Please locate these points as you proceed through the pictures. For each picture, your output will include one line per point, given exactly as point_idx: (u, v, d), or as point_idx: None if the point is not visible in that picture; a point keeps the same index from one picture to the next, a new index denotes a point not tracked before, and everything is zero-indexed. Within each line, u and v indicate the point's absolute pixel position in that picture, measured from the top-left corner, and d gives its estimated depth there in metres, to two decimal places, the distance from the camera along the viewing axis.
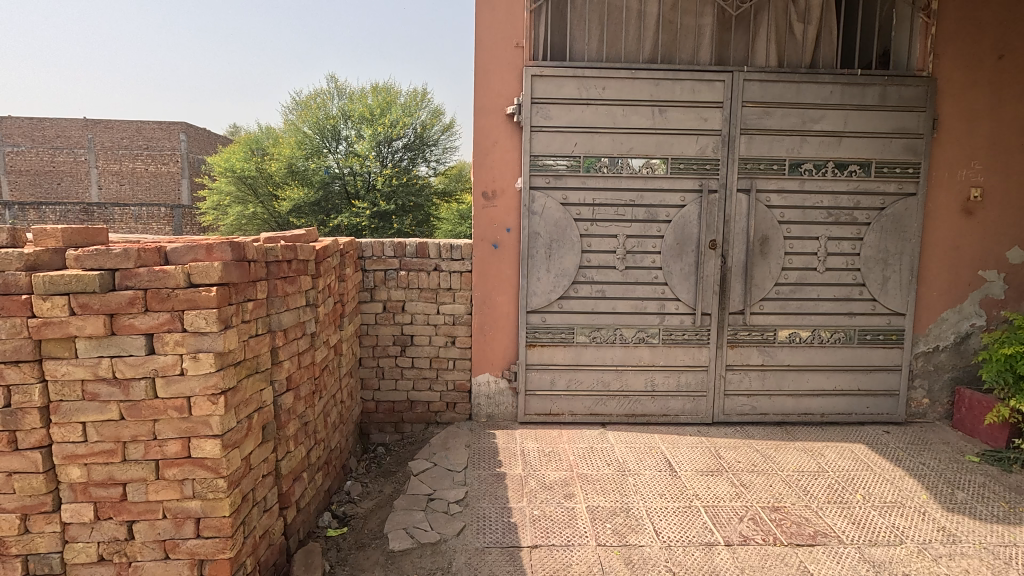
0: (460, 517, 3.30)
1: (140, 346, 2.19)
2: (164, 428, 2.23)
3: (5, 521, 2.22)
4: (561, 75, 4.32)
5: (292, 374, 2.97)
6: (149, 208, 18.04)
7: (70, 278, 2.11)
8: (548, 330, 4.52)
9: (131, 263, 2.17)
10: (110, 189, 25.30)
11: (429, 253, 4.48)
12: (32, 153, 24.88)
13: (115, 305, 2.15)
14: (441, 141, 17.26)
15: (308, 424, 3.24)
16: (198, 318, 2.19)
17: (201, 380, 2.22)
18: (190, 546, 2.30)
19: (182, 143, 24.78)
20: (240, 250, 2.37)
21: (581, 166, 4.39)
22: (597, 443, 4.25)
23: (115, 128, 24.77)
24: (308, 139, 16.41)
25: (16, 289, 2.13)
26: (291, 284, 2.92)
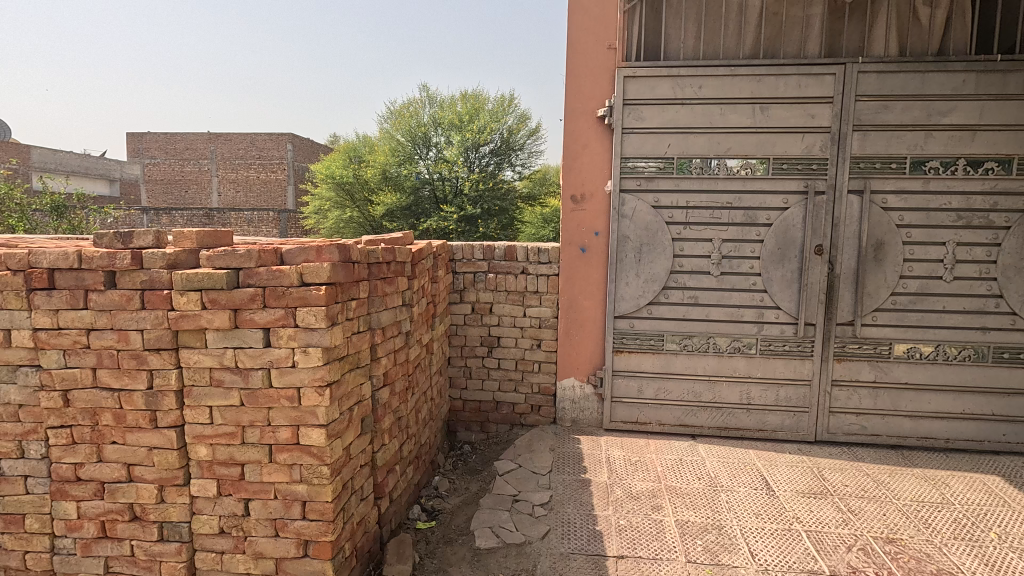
0: (545, 521, 3.30)
1: (258, 339, 2.38)
2: (277, 415, 2.42)
3: (146, 490, 2.50)
4: (654, 75, 4.22)
5: (388, 371, 3.12)
6: (260, 212, 19.72)
7: (203, 276, 2.34)
8: (636, 336, 4.42)
9: (252, 263, 2.37)
10: (228, 196, 27.95)
11: (517, 256, 4.54)
12: (166, 164, 28.04)
13: (239, 301, 2.36)
14: (527, 145, 17.43)
15: (402, 418, 3.38)
16: (309, 314, 2.35)
17: (309, 373, 2.38)
18: (297, 527, 2.47)
19: (289, 152, 26.93)
20: (346, 253, 2.52)
21: (673, 167, 4.26)
22: (687, 456, 4.09)
23: (233, 141, 27.34)
24: (401, 146, 17.18)
25: (159, 285, 2.40)
26: (389, 284, 3.06)
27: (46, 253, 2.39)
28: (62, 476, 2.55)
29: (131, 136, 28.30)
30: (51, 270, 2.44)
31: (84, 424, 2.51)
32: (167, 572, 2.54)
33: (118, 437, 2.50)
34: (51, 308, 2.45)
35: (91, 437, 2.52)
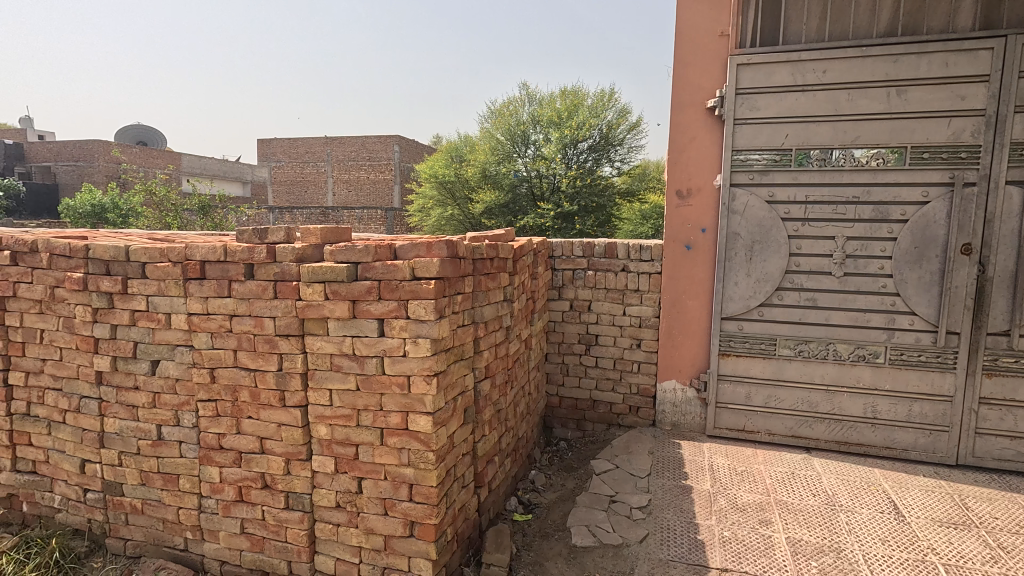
0: (643, 525, 3.22)
1: (373, 328, 2.55)
2: (388, 401, 2.57)
3: (276, 461, 2.76)
4: (772, 61, 3.95)
5: (490, 364, 3.20)
6: (369, 211, 21.03)
7: (326, 269, 2.55)
8: (744, 339, 4.18)
9: (369, 258, 2.53)
10: (341, 195, 30.07)
11: (618, 253, 4.45)
12: (289, 167, 30.73)
13: (357, 293, 2.54)
14: (627, 140, 17.05)
15: (501, 411, 3.46)
16: (419, 307, 2.47)
17: (418, 362, 2.50)
18: (404, 507, 2.61)
19: (395, 154, 28.46)
20: (453, 249, 2.60)
21: (791, 160, 3.96)
22: (800, 469, 3.80)
23: (346, 144, 29.35)
24: (501, 145, 17.48)
25: (289, 277, 2.64)
26: (492, 280, 3.14)
27: (199, 247, 2.72)
28: (208, 444, 2.88)
29: (262, 142, 31.26)
30: (203, 262, 2.76)
31: (226, 399, 2.83)
32: (292, 537, 2.79)
33: (253, 413, 2.79)
34: (202, 295, 2.78)
35: (232, 411, 2.83)
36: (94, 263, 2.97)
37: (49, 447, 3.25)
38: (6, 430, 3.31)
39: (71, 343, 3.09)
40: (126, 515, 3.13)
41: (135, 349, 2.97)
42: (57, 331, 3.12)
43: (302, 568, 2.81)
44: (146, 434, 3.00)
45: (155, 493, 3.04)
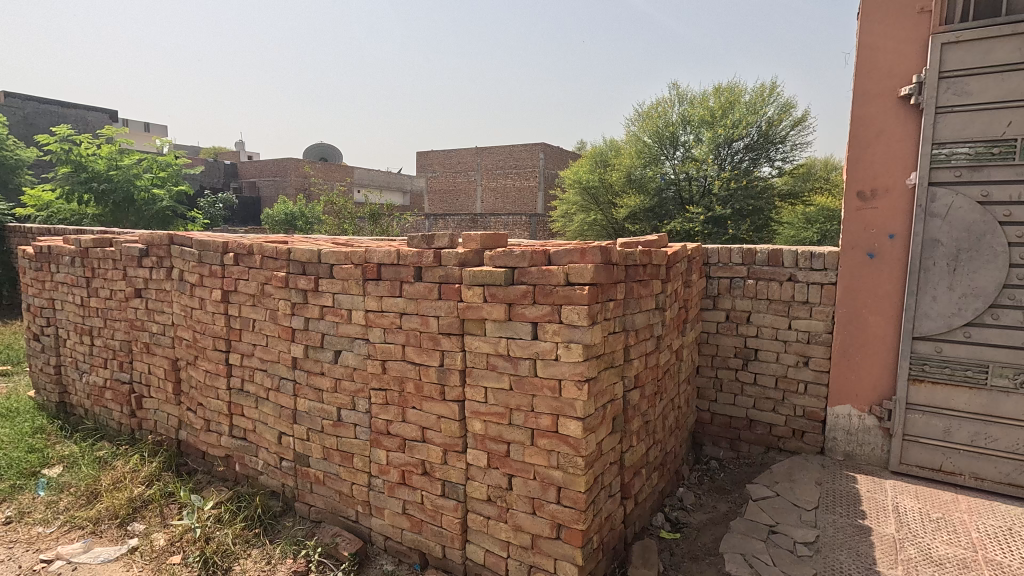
0: (810, 563, 2.90)
1: (527, 332, 2.62)
2: (540, 403, 2.63)
3: (435, 450, 2.97)
4: (991, 36, 3.33)
5: (640, 373, 3.13)
6: (514, 216, 21.85)
7: (486, 273, 2.69)
8: (944, 363, 3.56)
9: (525, 263, 2.61)
10: (489, 202, 31.58)
11: (783, 261, 4.06)
12: (443, 177, 33.06)
13: (513, 297, 2.64)
14: (790, 137, 15.61)
15: (650, 422, 3.35)
16: (572, 312, 2.48)
17: (570, 367, 2.52)
18: (552, 509, 2.65)
19: (541, 161, 29.26)
20: (608, 254, 2.58)
21: (1014, 152, 3.31)
22: (1020, 526, 3.14)
23: (495, 153, 30.81)
24: (647, 147, 17.00)
25: (452, 279, 2.83)
26: (645, 287, 3.07)
27: (377, 252, 3.04)
28: (378, 429, 3.20)
29: (420, 154, 34.04)
30: (379, 265, 3.08)
31: (395, 389, 3.11)
32: (446, 523, 2.98)
33: (417, 404, 3.03)
34: (377, 294, 3.10)
35: (399, 400, 3.10)
36: (294, 264, 3.46)
37: (256, 418, 3.85)
38: (226, 401, 3.99)
39: (275, 331, 3.64)
40: (310, 484, 3.59)
41: (323, 339, 3.40)
42: (265, 321, 3.69)
43: (455, 554, 2.98)
44: (329, 415, 3.42)
45: (334, 467, 3.44)
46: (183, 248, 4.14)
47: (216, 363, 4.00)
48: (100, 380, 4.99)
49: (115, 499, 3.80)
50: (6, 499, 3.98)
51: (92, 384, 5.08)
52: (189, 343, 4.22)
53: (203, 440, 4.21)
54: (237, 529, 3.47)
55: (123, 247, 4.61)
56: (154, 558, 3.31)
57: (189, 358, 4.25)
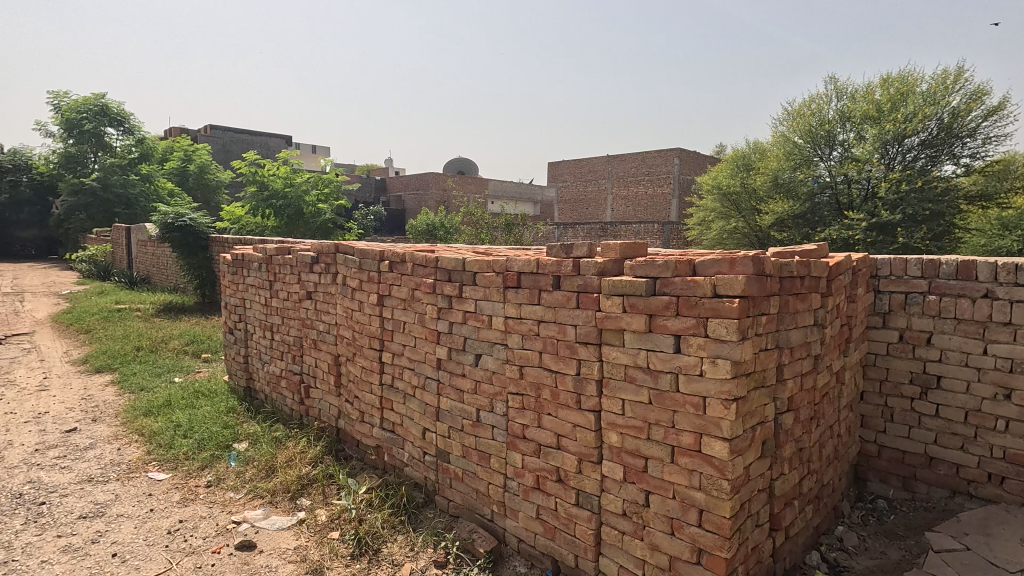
0: None
1: (669, 344, 2.54)
2: (681, 420, 2.52)
3: (570, 459, 2.98)
4: None
5: (794, 396, 2.86)
6: (646, 225, 21.35)
7: (626, 283, 2.65)
8: None
9: (668, 273, 2.53)
10: (620, 211, 31.14)
11: (976, 274, 3.46)
12: (574, 186, 33.26)
13: (654, 308, 2.57)
14: (981, 129, 13.34)
15: (804, 450, 3.05)
16: (720, 326, 2.35)
17: (716, 384, 2.38)
18: (693, 532, 2.52)
19: (675, 167, 28.31)
20: (760, 265, 2.41)
21: None
22: None
23: (627, 161, 30.42)
24: (798, 149, 15.59)
25: (591, 289, 2.83)
26: (802, 302, 2.81)
27: (517, 260, 3.15)
28: (514, 433, 3.28)
29: (551, 164, 34.59)
30: (519, 273, 3.18)
31: (531, 395, 3.17)
32: (580, 533, 2.97)
33: (553, 411, 3.07)
34: (517, 301, 3.20)
35: (535, 406, 3.16)
36: (441, 271, 3.71)
37: (403, 413, 4.16)
38: (378, 395, 4.37)
39: (422, 333, 3.92)
40: (450, 480, 3.78)
41: (465, 343, 3.58)
42: (413, 323, 3.99)
43: (588, 565, 2.96)
44: (468, 415, 3.59)
45: (472, 466, 3.59)
46: (347, 256, 4.63)
47: (371, 360, 4.41)
48: (278, 369, 5.75)
49: (288, 475, 4.34)
50: (207, 465, 4.73)
51: (271, 373, 5.86)
52: (349, 341, 4.70)
53: (358, 429, 4.65)
54: (385, 514, 3.78)
55: (298, 255, 5.29)
56: (318, 532, 3.73)
57: (349, 354, 4.73)
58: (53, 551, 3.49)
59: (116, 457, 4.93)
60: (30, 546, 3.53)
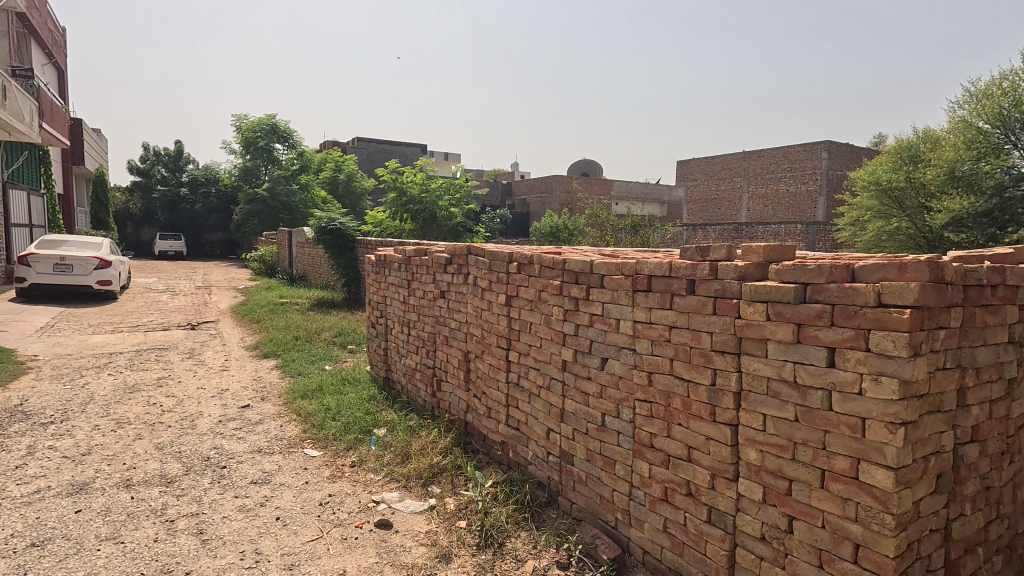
0: None
1: (821, 357, 2.30)
2: (834, 441, 2.27)
3: (702, 473, 2.83)
4: None
5: (981, 425, 2.45)
6: (786, 225, 19.70)
7: (770, 289, 2.46)
8: None
9: (821, 279, 2.30)
10: (756, 211, 29.05)
11: None
12: (704, 185, 31.60)
13: (804, 317, 2.35)
14: None
15: (992, 489, 2.59)
16: (886, 339, 2.08)
17: (878, 405, 2.12)
18: (846, 568, 2.26)
19: (823, 162, 25.91)
20: (938, 271, 2.10)
21: None
22: None
23: (766, 157, 28.34)
24: (983, 136, 13.46)
25: (730, 294, 2.66)
26: (993, 315, 2.39)
27: (649, 263, 3.06)
28: (641, 440, 3.19)
29: (680, 163, 33.23)
30: (650, 276, 3.09)
31: (660, 403, 3.06)
32: (712, 553, 2.80)
33: (683, 421, 2.93)
34: (647, 305, 3.11)
35: (664, 415, 3.04)
36: (568, 273, 3.72)
37: (528, 412, 4.24)
38: (505, 393, 4.50)
39: (548, 334, 3.96)
40: (573, 482, 3.76)
41: (591, 346, 3.55)
42: (540, 324, 4.05)
43: None
44: (593, 419, 3.55)
45: (596, 470, 3.54)
46: (479, 258, 4.83)
47: (498, 358, 4.56)
48: (413, 363, 6.17)
49: (421, 463, 4.63)
50: (352, 447, 5.20)
51: (407, 365, 6.30)
52: (478, 339, 4.90)
53: (485, 424, 4.82)
54: (510, 509, 3.87)
55: (434, 256, 5.63)
56: (447, 519, 3.93)
57: (478, 351, 4.93)
58: (231, 509, 4.07)
59: (279, 433, 5.62)
60: (214, 502, 4.15)
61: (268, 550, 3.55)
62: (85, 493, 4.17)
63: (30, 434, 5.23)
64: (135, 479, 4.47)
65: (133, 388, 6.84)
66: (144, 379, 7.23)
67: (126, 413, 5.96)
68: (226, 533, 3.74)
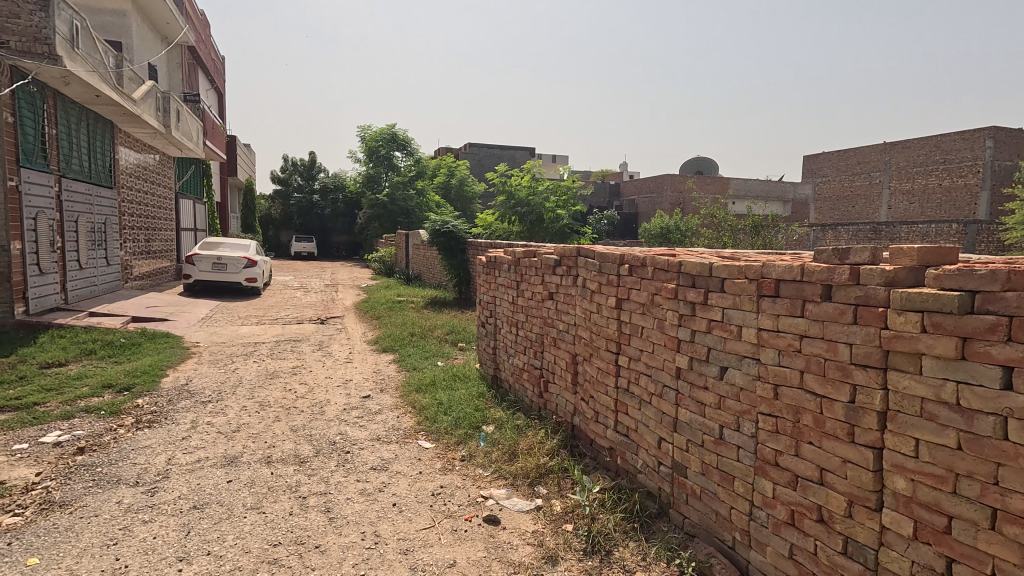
0: None
1: (994, 377, 1.98)
2: (1009, 476, 1.95)
3: (837, 499, 2.56)
4: None
5: None
6: (938, 224, 17.40)
7: (927, 297, 2.16)
8: None
9: (996, 286, 1.98)
10: (899, 208, 25.98)
11: None
12: (836, 181, 28.83)
13: (970, 329, 2.04)
14: None
15: None
16: None
17: None
18: None
19: (987, 151, 22.62)
20: None
21: None
22: None
23: (913, 147, 25.26)
24: None
25: (875, 302, 2.38)
26: None
27: (776, 266, 2.83)
28: (765, 458, 2.95)
29: (807, 158, 30.63)
30: (778, 281, 2.86)
31: (788, 419, 2.81)
32: None
33: (815, 439, 2.67)
34: (774, 312, 2.88)
35: (792, 432, 2.80)
36: (684, 276, 3.56)
37: (638, 419, 4.11)
38: (614, 398, 4.40)
39: (661, 340, 3.81)
40: (686, 496, 3.57)
41: (708, 353, 3.37)
42: (653, 329, 3.91)
43: None
44: (710, 431, 3.35)
45: (712, 485, 3.34)
46: (588, 260, 4.78)
47: (608, 362, 4.47)
48: (521, 363, 6.25)
49: (529, 463, 4.67)
50: (462, 441, 5.39)
51: (515, 365, 6.40)
52: (586, 341, 4.85)
53: (593, 429, 4.76)
54: (618, 518, 3.77)
55: (543, 257, 5.67)
56: (553, 521, 3.92)
57: (586, 354, 4.87)
58: (354, 492, 4.38)
59: (396, 423, 5.97)
60: (339, 484, 4.51)
61: (386, 533, 3.78)
62: (234, 466, 4.72)
63: (193, 411, 6.03)
64: (274, 457, 4.98)
65: (273, 375, 7.64)
66: (282, 367, 8.05)
67: (268, 397, 6.67)
68: (349, 513, 4.04)
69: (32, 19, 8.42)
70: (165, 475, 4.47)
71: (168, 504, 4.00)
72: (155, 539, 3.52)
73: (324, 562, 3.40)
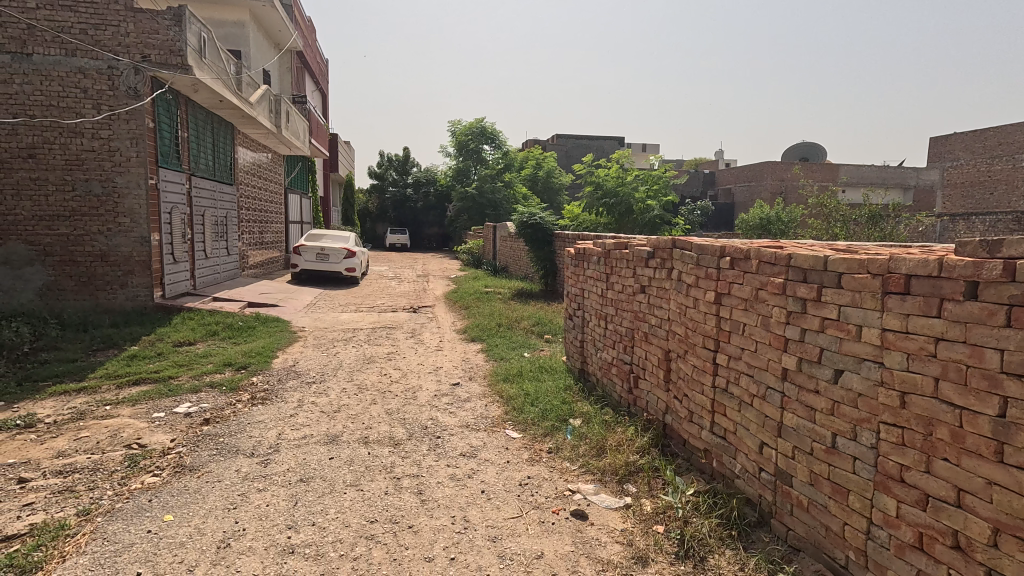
0: None
1: None
2: None
3: (978, 525, 2.26)
4: None
5: None
6: None
7: None
8: None
9: None
10: None
11: None
12: (971, 165, 25.58)
13: None
14: None
15: None
16: None
17: None
18: None
19: None
20: None
21: None
22: None
23: None
24: None
25: None
26: None
27: (908, 260, 2.53)
28: (887, 472, 2.66)
29: (935, 141, 27.43)
30: (908, 276, 2.56)
31: (917, 431, 2.51)
32: None
33: (952, 456, 2.36)
34: (902, 311, 2.58)
35: (922, 446, 2.49)
36: (794, 271, 3.29)
37: (737, 421, 3.87)
38: (710, 397, 4.19)
39: (766, 338, 3.56)
40: (791, 506, 3.32)
41: (821, 354, 3.09)
42: (756, 326, 3.66)
43: None
44: (821, 439, 3.08)
45: (822, 497, 3.08)
46: (684, 253, 4.57)
47: (704, 360, 4.26)
48: (609, 357, 6.14)
49: (617, 459, 4.56)
50: (550, 433, 5.38)
51: (603, 359, 6.29)
52: (681, 337, 4.65)
53: (686, 428, 4.57)
54: (714, 524, 3.59)
55: (635, 250, 5.50)
56: (643, 521, 3.81)
57: (680, 351, 4.68)
58: (444, 476, 4.52)
59: (484, 412, 6.09)
60: (430, 468, 4.67)
61: (475, 519, 3.86)
62: (336, 444, 5.03)
63: (300, 390, 6.50)
64: (372, 437, 5.25)
65: (370, 360, 8.06)
66: (378, 353, 8.47)
67: (365, 381, 7.05)
68: (440, 497, 4.16)
69: (169, 34, 9.39)
70: (276, 448, 4.86)
71: (279, 475, 4.34)
72: (268, 507, 3.83)
73: (417, 541, 3.54)
